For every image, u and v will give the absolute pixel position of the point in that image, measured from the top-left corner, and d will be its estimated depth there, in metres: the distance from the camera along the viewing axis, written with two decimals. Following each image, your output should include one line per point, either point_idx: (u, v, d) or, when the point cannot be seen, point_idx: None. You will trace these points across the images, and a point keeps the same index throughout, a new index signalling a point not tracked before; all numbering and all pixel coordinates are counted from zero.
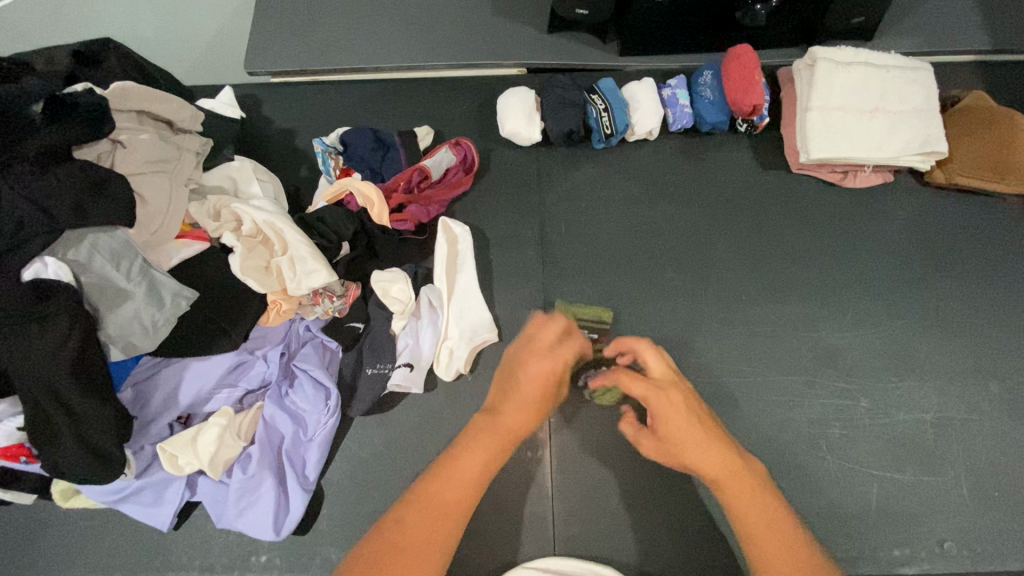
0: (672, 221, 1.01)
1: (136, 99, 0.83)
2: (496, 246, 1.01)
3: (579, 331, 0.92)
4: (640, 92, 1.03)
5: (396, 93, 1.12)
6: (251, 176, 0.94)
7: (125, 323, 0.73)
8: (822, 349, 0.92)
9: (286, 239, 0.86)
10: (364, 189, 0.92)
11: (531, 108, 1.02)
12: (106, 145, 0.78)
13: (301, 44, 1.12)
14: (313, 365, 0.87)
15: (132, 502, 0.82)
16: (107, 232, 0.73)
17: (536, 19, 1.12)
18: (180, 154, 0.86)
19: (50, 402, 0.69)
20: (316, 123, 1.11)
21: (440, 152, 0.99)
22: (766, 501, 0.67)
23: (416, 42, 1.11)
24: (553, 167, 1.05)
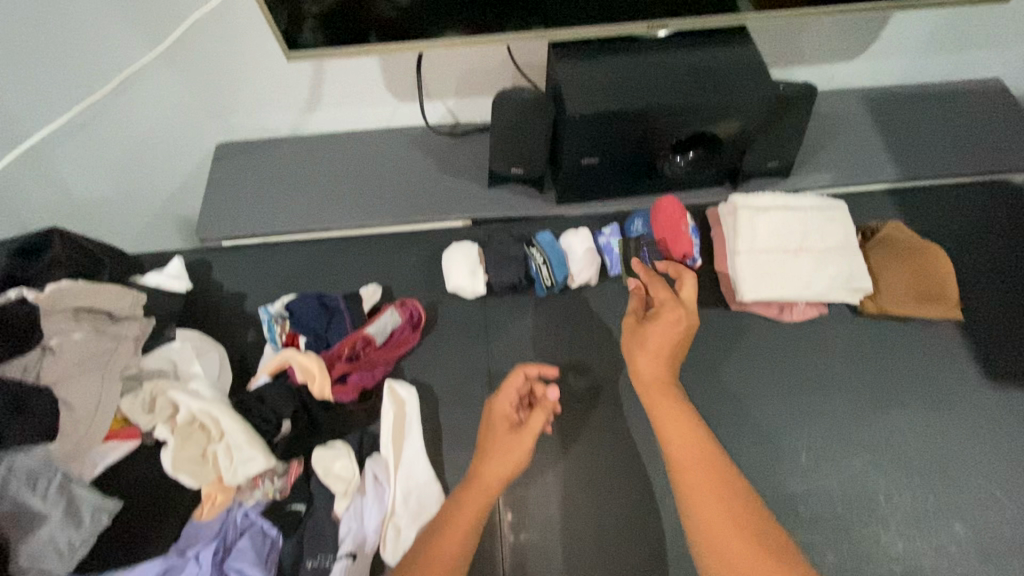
0: (620, 367, 1.01)
1: (72, 297, 0.84)
2: (445, 405, 0.99)
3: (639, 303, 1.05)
4: (576, 243, 1.07)
5: (344, 251, 1.15)
6: (193, 358, 0.93)
7: (38, 549, 0.69)
8: (782, 499, 0.90)
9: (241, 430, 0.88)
10: (306, 363, 0.92)
11: (474, 262, 1.06)
12: (36, 354, 0.78)
13: (254, 211, 1.17)
14: (248, 564, 0.81)
15: None
16: (24, 451, 0.71)
17: (477, 173, 1.19)
18: (117, 346, 0.85)
19: None
20: (266, 285, 1.12)
21: (383, 317, 0.99)
22: (747, 501, 0.73)
23: (365, 203, 1.17)
24: (500, 317, 1.06)
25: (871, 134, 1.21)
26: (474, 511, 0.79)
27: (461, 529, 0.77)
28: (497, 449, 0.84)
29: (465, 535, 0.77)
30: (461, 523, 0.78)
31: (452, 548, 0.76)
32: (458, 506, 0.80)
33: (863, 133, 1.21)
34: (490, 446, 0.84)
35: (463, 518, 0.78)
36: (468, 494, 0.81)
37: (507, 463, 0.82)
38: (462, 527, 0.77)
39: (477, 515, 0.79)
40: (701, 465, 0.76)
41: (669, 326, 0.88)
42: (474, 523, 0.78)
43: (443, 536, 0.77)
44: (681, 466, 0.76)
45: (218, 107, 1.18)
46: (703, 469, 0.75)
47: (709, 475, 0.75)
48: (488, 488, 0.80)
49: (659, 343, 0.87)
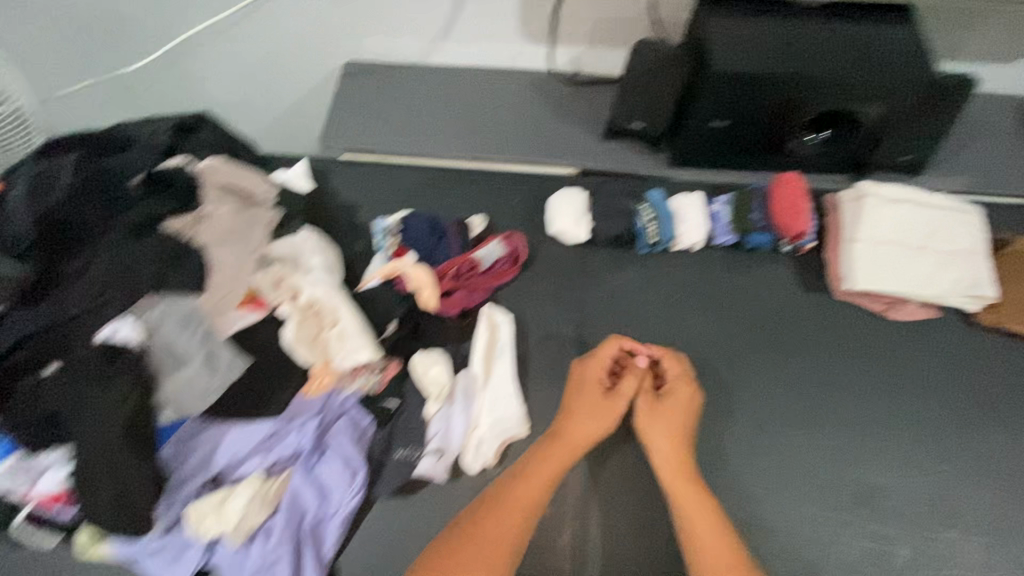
0: (712, 334, 1.01)
1: (222, 174, 0.91)
2: (535, 339, 1.02)
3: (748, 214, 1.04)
4: (688, 204, 1.05)
5: (452, 179, 1.19)
6: (315, 249, 0.99)
7: (182, 386, 0.77)
8: (860, 487, 0.89)
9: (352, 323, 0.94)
10: (416, 275, 0.97)
11: (581, 209, 1.08)
12: (190, 217, 0.85)
13: (375, 129, 1.22)
14: (346, 443, 0.90)
15: (152, 560, 0.84)
16: (179, 298, 0.79)
17: (593, 124, 1.20)
18: (253, 226, 0.92)
19: (100, 456, 0.72)
20: (377, 200, 1.18)
21: (490, 245, 1.04)
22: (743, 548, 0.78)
23: (480, 137, 1.20)
24: (598, 266, 1.07)
25: (1017, 143, 1.13)
26: (557, 465, 0.85)
27: (537, 484, 0.83)
28: (586, 412, 0.90)
29: (539, 490, 0.83)
30: (536, 479, 0.84)
31: (519, 502, 0.81)
32: (536, 463, 0.85)
33: (1008, 141, 1.14)
34: (576, 408, 0.90)
35: (520, 490, 0.83)
36: (552, 450, 0.86)
37: (602, 423, 0.89)
38: (538, 482, 0.83)
39: (549, 481, 0.84)
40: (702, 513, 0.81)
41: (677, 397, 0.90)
42: (545, 485, 0.83)
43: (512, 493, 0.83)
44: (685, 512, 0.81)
45: (355, 26, 1.23)
46: (707, 513, 0.81)
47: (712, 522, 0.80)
48: (577, 445, 0.87)
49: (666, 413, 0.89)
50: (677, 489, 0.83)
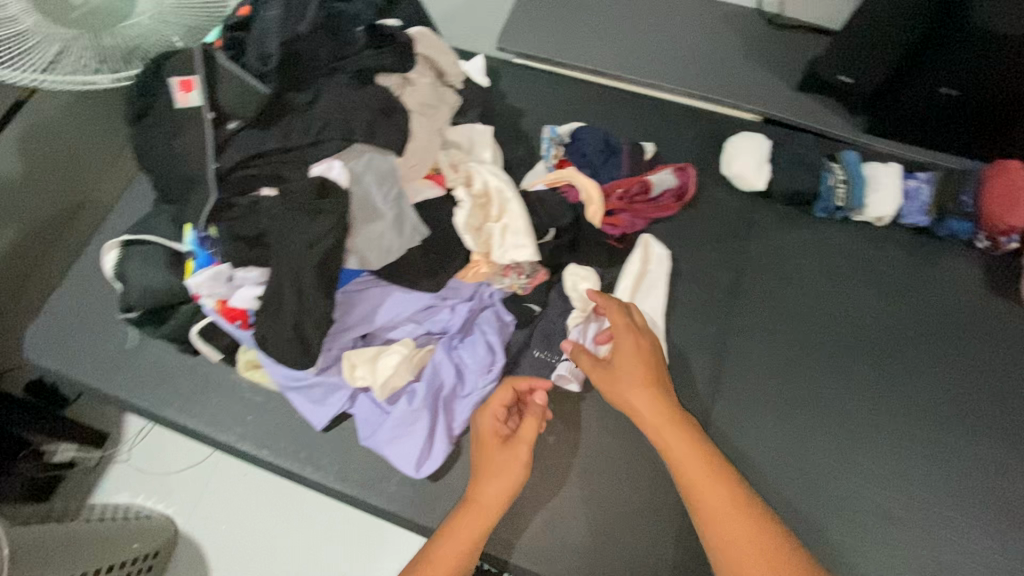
0: (877, 314, 0.95)
1: (426, 47, 0.91)
2: (685, 278, 0.99)
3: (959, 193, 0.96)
4: (883, 174, 0.98)
5: (625, 102, 1.14)
6: (489, 144, 0.99)
7: (369, 239, 0.80)
8: (1013, 504, 0.84)
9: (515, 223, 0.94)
10: (587, 187, 0.95)
11: (763, 157, 1.01)
12: (398, 79, 0.85)
13: (555, 37, 1.18)
14: (492, 332, 0.92)
15: (302, 394, 0.90)
16: (381, 154, 0.80)
17: (788, 72, 1.11)
18: (444, 104, 0.91)
19: (292, 283, 0.77)
20: (545, 109, 1.15)
21: (665, 172, 1.00)
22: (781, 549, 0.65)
23: (662, 65, 1.14)
24: (765, 220, 1.02)
25: None
26: (521, 446, 0.79)
27: (503, 469, 0.78)
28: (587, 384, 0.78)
29: (511, 473, 0.78)
30: (500, 463, 0.79)
31: (494, 489, 0.77)
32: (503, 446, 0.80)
33: None
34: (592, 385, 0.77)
35: (493, 466, 0.79)
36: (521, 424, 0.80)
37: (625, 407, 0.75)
38: (503, 466, 0.78)
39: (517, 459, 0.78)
40: (704, 492, 0.68)
41: (619, 349, 0.77)
42: (517, 469, 0.78)
43: (485, 474, 0.78)
44: (705, 510, 0.68)
45: None
46: (717, 501, 0.68)
47: (722, 505, 0.67)
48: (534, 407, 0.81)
49: (611, 375, 0.76)
50: (687, 464, 0.70)
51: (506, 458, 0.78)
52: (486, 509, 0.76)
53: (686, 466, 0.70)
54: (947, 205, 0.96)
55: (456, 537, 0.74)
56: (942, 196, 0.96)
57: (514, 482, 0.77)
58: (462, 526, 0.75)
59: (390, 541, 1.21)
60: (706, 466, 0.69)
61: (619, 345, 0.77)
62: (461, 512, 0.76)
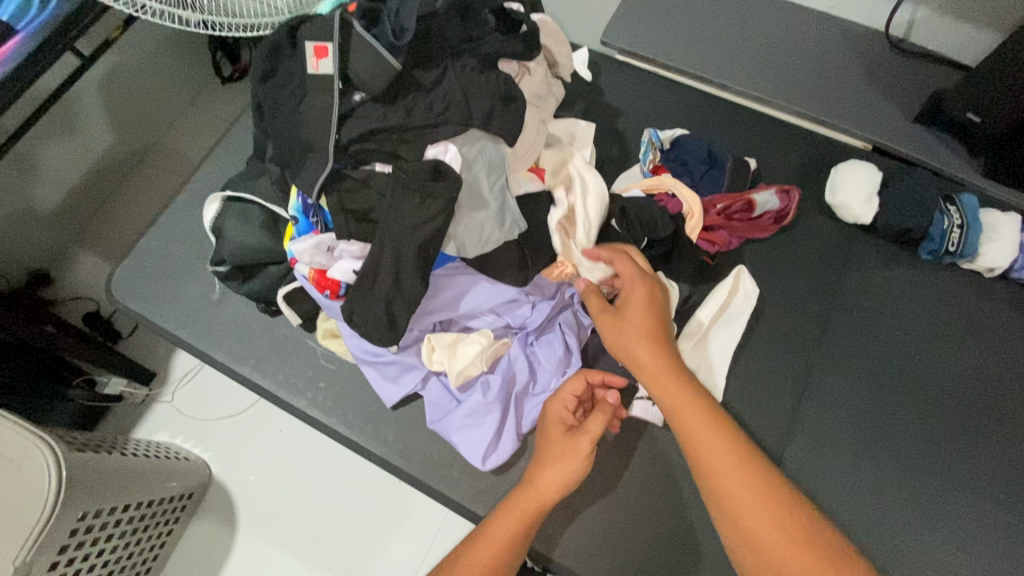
0: (974, 368, 0.91)
1: (547, 37, 0.89)
2: (773, 304, 0.96)
3: None
4: (1001, 223, 0.93)
5: (728, 115, 1.10)
6: (589, 142, 0.98)
7: (470, 227, 0.79)
8: None
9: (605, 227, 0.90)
10: (688, 199, 0.92)
11: (873, 188, 0.96)
12: (517, 67, 0.83)
13: (663, 38, 1.14)
14: (570, 333, 0.92)
15: (376, 369, 0.90)
16: (493, 143, 0.79)
17: (906, 102, 1.06)
18: (555, 96, 0.89)
19: (391, 263, 0.76)
20: (644, 111, 1.12)
21: (769, 192, 0.95)
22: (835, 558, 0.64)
23: (772, 79, 1.09)
24: (863, 254, 0.98)
25: None
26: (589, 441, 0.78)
27: (569, 459, 0.78)
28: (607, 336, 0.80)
29: (577, 464, 0.77)
30: (566, 452, 0.78)
31: (554, 478, 0.77)
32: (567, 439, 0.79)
33: None
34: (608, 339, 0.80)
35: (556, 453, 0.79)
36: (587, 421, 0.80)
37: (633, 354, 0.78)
38: (570, 456, 0.78)
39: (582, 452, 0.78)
40: (728, 462, 0.70)
41: (631, 298, 0.81)
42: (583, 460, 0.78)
43: (550, 462, 0.78)
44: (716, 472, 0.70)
45: None
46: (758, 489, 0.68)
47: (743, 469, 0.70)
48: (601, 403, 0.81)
49: (637, 324, 0.79)
50: (696, 424, 0.73)
51: (573, 448, 0.78)
52: (542, 493, 0.77)
53: (693, 422, 0.73)
54: None
55: (512, 516, 0.76)
56: None
57: (578, 472, 0.77)
58: (520, 509, 0.76)
59: (427, 520, 1.22)
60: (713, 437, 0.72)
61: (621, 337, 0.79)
62: (524, 494, 0.77)
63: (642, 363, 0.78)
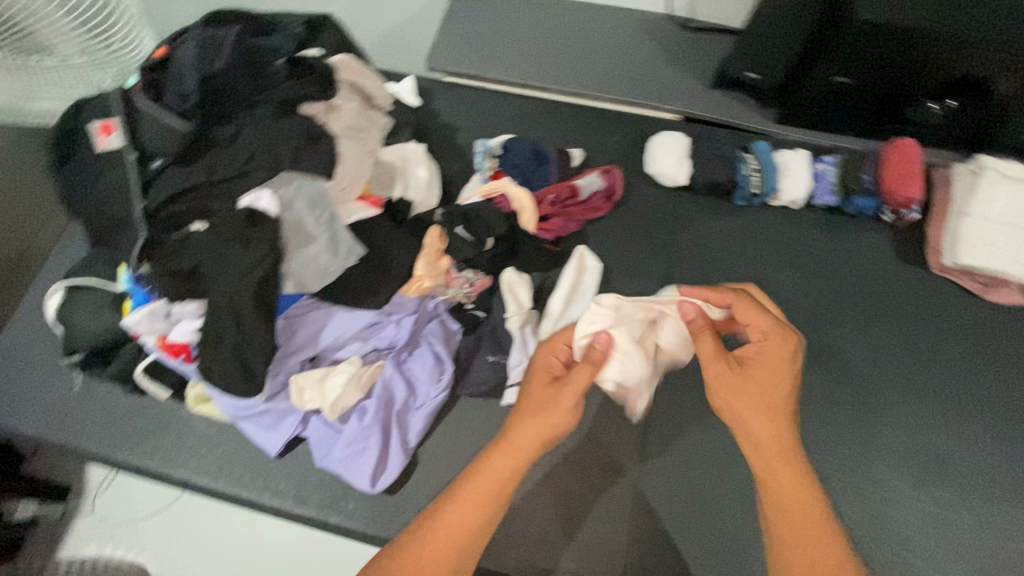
0: (799, 292, 1.02)
1: (350, 73, 0.94)
2: (619, 275, 1.05)
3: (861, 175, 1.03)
4: (793, 160, 1.04)
5: (553, 112, 1.19)
6: (422, 160, 1.03)
7: (304, 263, 0.82)
8: (930, 455, 0.92)
9: (451, 235, 0.97)
10: (519, 196, 1.00)
11: (683, 154, 1.07)
12: (322, 105, 0.87)
13: (482, 52, 1.22)
14: (438, 342, 0.95)
15: (253, 422, 0.91)
16: (309, 179, 0.82)
17: (703, 73, 1.18)
18: (373, 126, 0.94)
19: (230, 313, 0.78)
20: (477, 123, 1.18)
21: (591, 175, 1.05)
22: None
23: (585, 73, 1.19)
24: (691, 213, 1.08)
25: None
26: (548, 427, 0.71)
27: (525, 447, 0.71)
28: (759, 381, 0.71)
29: (531, 452, 0.71)
30: (524, 440, 0.71)
31: (501, 470, 0.70)
32: (527, 424, 0.71)
33: None
34: (751, 377, 0.71)
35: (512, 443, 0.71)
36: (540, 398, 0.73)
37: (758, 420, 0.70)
38: (528, 444, 0.71)
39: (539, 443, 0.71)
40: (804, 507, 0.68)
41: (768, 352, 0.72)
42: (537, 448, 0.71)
43: (501, 457, 0.71)
44: (781, 506, 0.69)
45: None
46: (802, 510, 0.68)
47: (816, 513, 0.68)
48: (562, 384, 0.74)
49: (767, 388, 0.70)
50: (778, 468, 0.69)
51: (533, 438, 0.71)
52: (520, 451, 0.70)
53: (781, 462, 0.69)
54: (853, 189, 1.03)
55: (457, 520, 0.69)
56: (845, 178, 1.03)
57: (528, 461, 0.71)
58: (465, 516, 0.69)
59: None
60: (790, 470, 0.69)
61: (763, 346, 0.72)
62: (467, 490, 0.70)
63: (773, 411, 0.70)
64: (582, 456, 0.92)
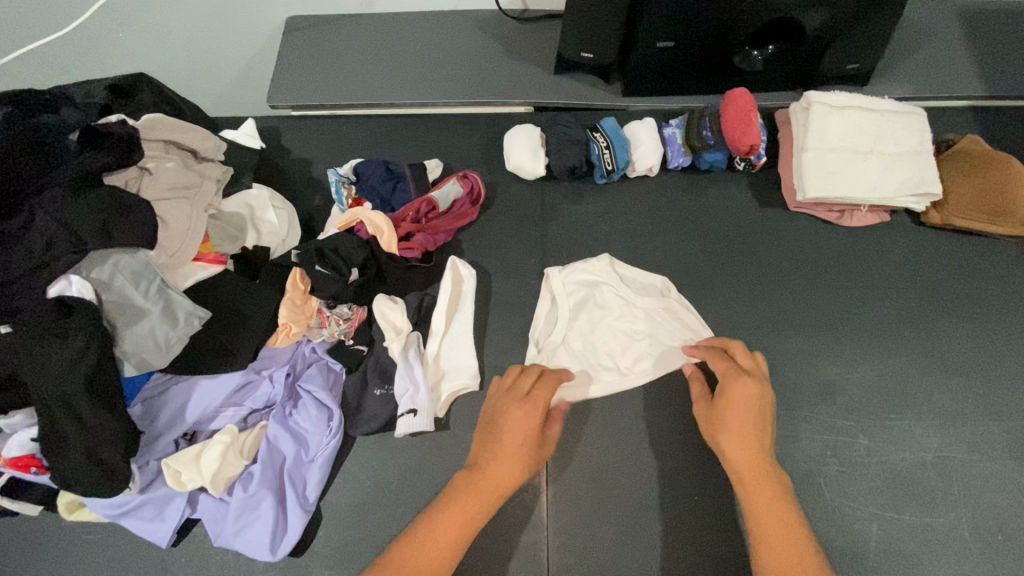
0: (673, 255, 1.03)
1: (163, 130, 0.88)
2: (498, 275, 1.03)
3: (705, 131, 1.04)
4: (640, 131, 1.06)
5: (406, 129, 1.17)
6: (268, 204, 0.99)
7: (140, 340, 0.76)
8: (822, 385, 0.93)
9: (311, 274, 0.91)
10: (375, 220, 0.96)
11: (536, 145, 1.06)
12: (134, 172, 0.83)
13: (322, 80, 1.18)
14: (317, 387, 0.90)
15: (133, 517, 0.84)
16: (129, 253, 0.77)
17: (545, 61, 1.18)
18: (202, 181, 0.90)
19: (63, 413, 0.71)
20: (333, 154, 1.16)
21: (447, 184, 1.03)
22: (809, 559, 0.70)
23: (430, 81, 1.17)
24: (557, 201, 1.08)
25: (958, 43, 1.14)
26: (521, 443, 0.78)
27: (515, 458, 0.77)
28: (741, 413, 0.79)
29: (522, 463, 0.77)
30: (513, 450, 0.77)
31: (494, 491, 0.76)
32: (495, 471, 0.77)
33: (949, 42, 1.15)
34: (731, 421, 0.79)
35: (487, 489, 0.76)
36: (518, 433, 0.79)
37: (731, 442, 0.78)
38: (517, 456, 0.77)
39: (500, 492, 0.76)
40: (771, 506, 0.74)
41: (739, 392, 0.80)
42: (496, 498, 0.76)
43: (496, 458, 0.77)
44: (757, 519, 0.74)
45: None
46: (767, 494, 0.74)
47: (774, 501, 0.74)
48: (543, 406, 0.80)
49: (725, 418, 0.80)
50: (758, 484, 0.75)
51: (496, 486, 0.76)
52: (498, 481, 0.76)
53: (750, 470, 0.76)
54: (702, 144, 1.04)
55: (450, 523, 0.73)
56: (690, 135, 1.05)
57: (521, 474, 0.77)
58: (457, 519, 0.74)
59: None
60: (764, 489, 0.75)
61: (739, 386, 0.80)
62: (461, 495, 0.76)
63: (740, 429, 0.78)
64: None
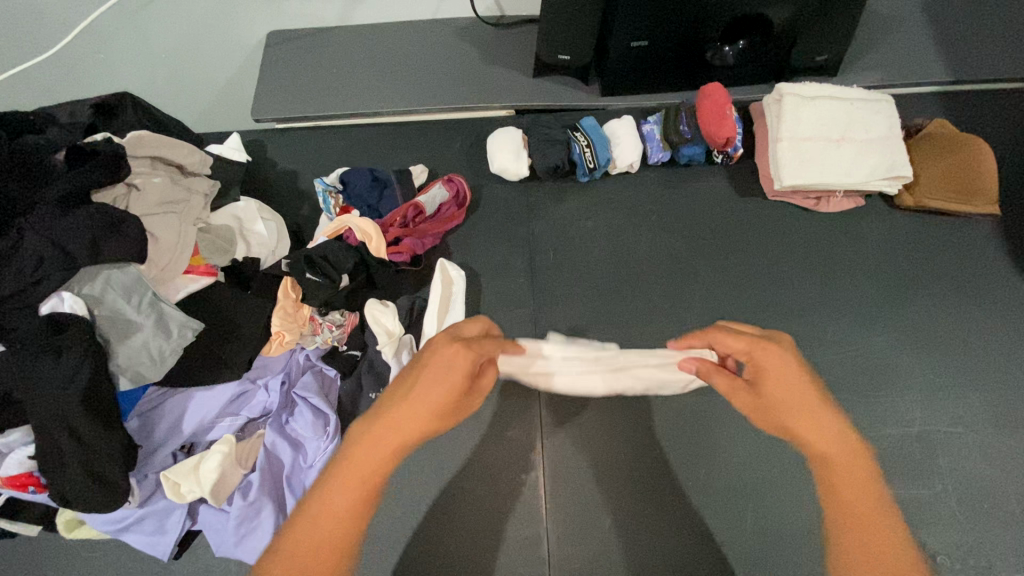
0: (657, 247, 1.05)
1: (149, 146, 0.89)
2: (486, 276, 1.05)
3: (681, 126, 1.07)
4: (619, 128, 1.09)
5: (390, 137, 1.19)
6: (257, 215, 1.00)
7: (134, 354, 0.77)
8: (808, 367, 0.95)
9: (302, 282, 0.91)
10: (363, 226, 0.98)
11: (519, 146, 1.08)
12: (122, 189, 0.84)
13: (305, 93, 1.20)
14: (312, 393, 0.90)
15: (133, 532, 0.84)
16: (120, 268, 0.78)
17: (523, 64, 1.20)
18: (189, 195, 0.91)
19: (60, 430, 0.72)
20: (319, 165, 1.18)
21: (433, 189, 1.05)
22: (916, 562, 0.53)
23: (411, 88, 1.19)
24: (541, 200, 1.10)
25: (922, 31, 1.18)
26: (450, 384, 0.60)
27: (440, 394, 0.60)
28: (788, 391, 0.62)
29: (447, 405, 0.60)
30: (439, 382, 0.60)
31: (412, 430, 0.59)
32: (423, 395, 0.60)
33: (913, 31, 1.18)
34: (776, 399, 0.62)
35: (413, 414, 0.59)
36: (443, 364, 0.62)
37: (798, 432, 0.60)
38: (442, 394, 0.60)
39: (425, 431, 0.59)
40: (859, 494, 0.56)
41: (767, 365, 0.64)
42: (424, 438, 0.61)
43: (414, 394, 0.60)
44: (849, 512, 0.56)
45: None
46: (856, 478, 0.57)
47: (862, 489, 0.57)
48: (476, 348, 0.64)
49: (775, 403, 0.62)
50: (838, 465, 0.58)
51: (423, 416, 0.59)
52: (423, 404, 0.60)
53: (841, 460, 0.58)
54: (680, 139, 1.07)
55: (372, 446, 0.58)
56: (666, 130, 1.08)
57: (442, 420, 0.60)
58: (377, 447, 0.57)
59: None
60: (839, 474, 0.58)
61: (758, 354, 0.64)
62: (378, 429, 0.59)
63: (802, 414, 0.60)
64: (483, 464, 0.91)
